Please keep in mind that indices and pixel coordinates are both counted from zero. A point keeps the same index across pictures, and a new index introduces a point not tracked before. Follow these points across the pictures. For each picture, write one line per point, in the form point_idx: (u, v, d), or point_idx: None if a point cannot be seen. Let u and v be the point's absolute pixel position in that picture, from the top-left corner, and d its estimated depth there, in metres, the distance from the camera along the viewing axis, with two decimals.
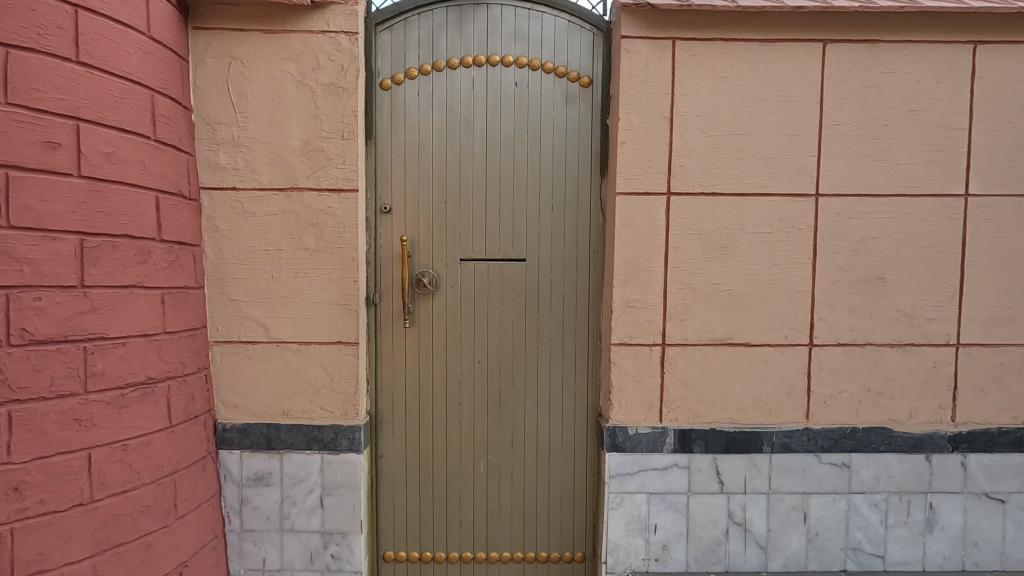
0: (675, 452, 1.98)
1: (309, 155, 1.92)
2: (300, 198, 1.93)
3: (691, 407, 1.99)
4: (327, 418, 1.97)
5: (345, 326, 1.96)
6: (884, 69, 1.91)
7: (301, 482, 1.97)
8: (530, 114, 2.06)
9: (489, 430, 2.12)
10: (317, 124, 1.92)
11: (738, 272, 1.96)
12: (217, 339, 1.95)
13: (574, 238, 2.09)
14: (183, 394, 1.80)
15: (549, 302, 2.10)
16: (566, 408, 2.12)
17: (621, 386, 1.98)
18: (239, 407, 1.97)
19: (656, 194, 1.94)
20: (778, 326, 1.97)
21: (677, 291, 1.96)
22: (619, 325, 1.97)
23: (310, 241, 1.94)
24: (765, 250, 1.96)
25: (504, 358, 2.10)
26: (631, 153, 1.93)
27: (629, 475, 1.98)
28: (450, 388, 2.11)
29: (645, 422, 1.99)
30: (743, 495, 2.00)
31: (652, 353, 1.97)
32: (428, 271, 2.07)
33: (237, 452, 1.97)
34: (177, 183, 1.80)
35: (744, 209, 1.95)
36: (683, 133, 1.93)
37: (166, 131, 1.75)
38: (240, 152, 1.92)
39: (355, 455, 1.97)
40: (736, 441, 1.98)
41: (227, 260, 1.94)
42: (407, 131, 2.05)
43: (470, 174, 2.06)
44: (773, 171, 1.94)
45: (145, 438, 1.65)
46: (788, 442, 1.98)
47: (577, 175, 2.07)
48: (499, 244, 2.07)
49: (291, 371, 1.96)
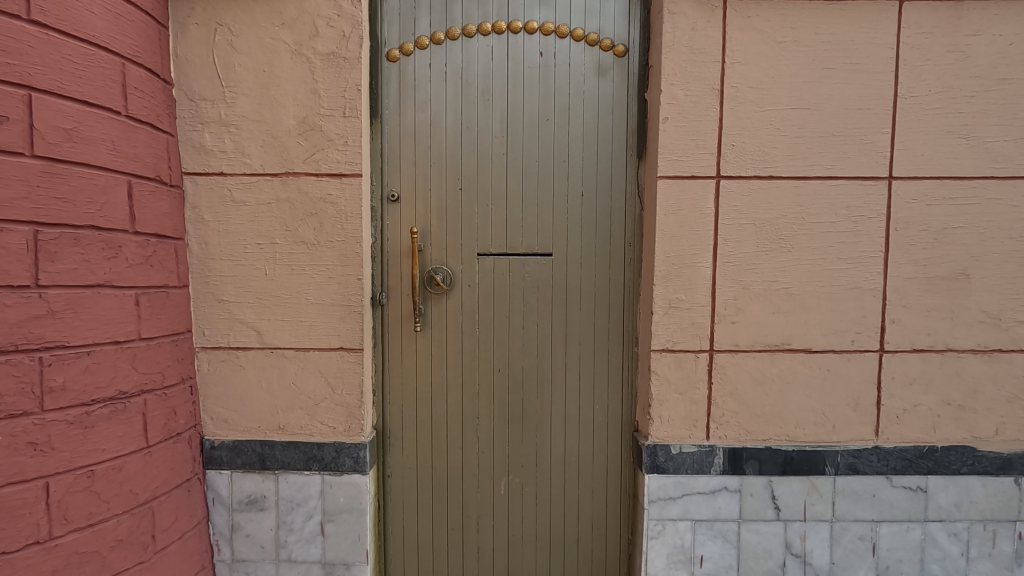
0: (725, 474, 1.74)
1: (306, 135, 1.69)
2: (297, 183, 1.69)
3: (743, 422, 1.74)
4: (329, 435, 1.74)
5: (349, 330, 1.72)
6: (970, 31, 1.64)
7: (300, 506, 1.74)
8: (556, 89, 1.81)
9: (511, 446, 1.88)
10: (315, 99, 1.68)
11: (798, 267, 1.70)
12: (203, 345, 1.72)
13: (607, 230, 1.83)
14: (163, 409, 1.57)
15: (579, 302, 1.85)
16: (598, 421, 1.88)
17: (662, 398, 1.73)
18: (229, 422, 1.74)
19: (703, 178, 1.69)
20: (843, 330, 1.71)
21: (727, 290, 1.71)
22: (660, 329, 1.72)
23: (308, 233, 1.70)
24: (829, 242, 1.70)
25: (526, 366, 1.86)
26: (675, 131, 1.68)
27: (671, 499, 1.74)
28: (467, 398, 1.87)
29: (690, 439, 1.75)
30: (802, 523, 1.75)
31: (698, 361, 1.73)
32: (441, 267, 1.84)
33: (227, 472, 1.74)
34: (154, 166, 1.57)
35: (805, 195, 1.69)
36: (735, 108, 1.67)
37: (141, 106, 1.52)
38: (228, 132, 1.69)
39: (360, 476, 1.73)
40: (795, 460, 1.73)
41: (214, 256, 1.71)
42: (418, 109, 1.81)
43: (489, 157, 1.81)
44: (839, 151, 1.68)
45: (116, 461, 1.42)
46: (855, 462, 1.73)
47: (610, 157, 1.82)
48: (521, 237, 1.83)
49: (287, 382, 1.73)
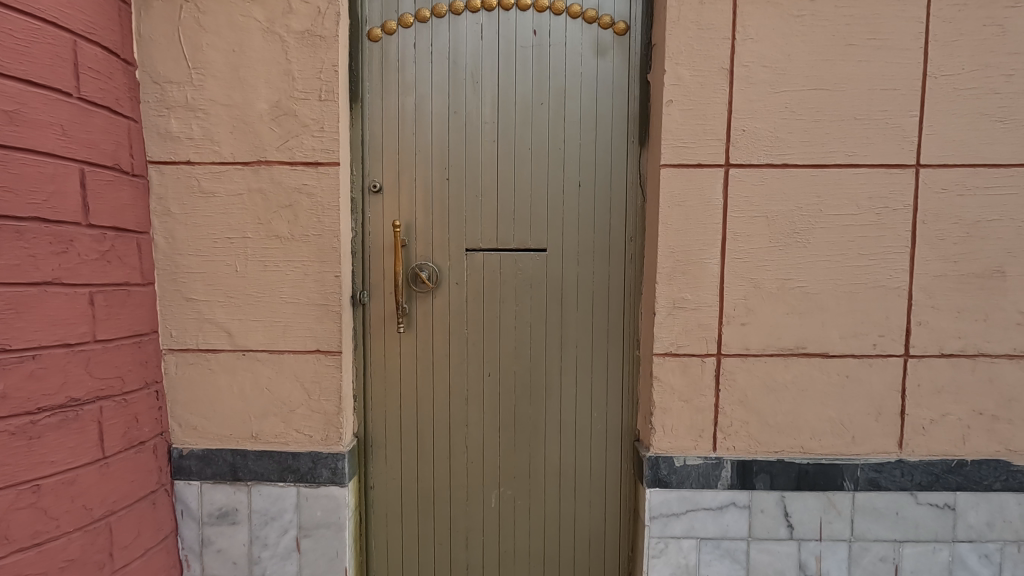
0: (733, 489, 1.60)
1: (280, 121, 1.56)
2: (270, 173, 1.56)
3: (753, 432, 1.60)
4: (305, 443, 1.62)
5: (326, 331, 1.59)
6: (1010, 3, 1.48)
7: (274, 520, 1.62)
8: (551, 71, 1.67)
9: (503, 455, 1.75)
10: (289, 82, 1.55)
11: (815, 265, 1.56)
12: (170, 347, 1.60)
13: (606, 223, 1.69)
14: (123, 417, 1.45)
15: (576, 302, 1.71)
16: (596, 430, 1.74)
17: (665, 406, 1.60)
18: (199, 429, 1.62)
19: (711, 166, 1.54)
20: (865, 333, 1.57)
21: (737, 288, 1.57)
22: (663, 331, 1.59)
23: (282, 226, 1.57)
24: (848, 236, 1.55)
25: (519, 371, 1.73)
26: (680, 115, 1.53)
27: (674, 516, 1.61)
28: (455, 404, 1.74)
29: (695, 451, 1.61)
30: (817, 542, 1.61)
31: (705, 366, 1.59)
32: (427, 263, 1.70)
33: (196, 483, 1.62)
34: (113, 153, 1.45)
35: (823, 185, 1.54)
36: (747, 89, 1.52)
37: (96, 88, 1.39)
38: (196, 117, 1.56)
39: (338, 488, 1.61)
40: (810, 474, 1.59)
41: (181, 251, 1.59)
42: (402, 93, 1.68)
43: (479, 144, 1.68)
44: (860, 136, 1.53)
45: (66, 475, 1.31)
46: (876, 477, 1.59)
47: (610, 145, 1.68)
48: (513, 232, 1.70)
49: (260, 387, 1.61)
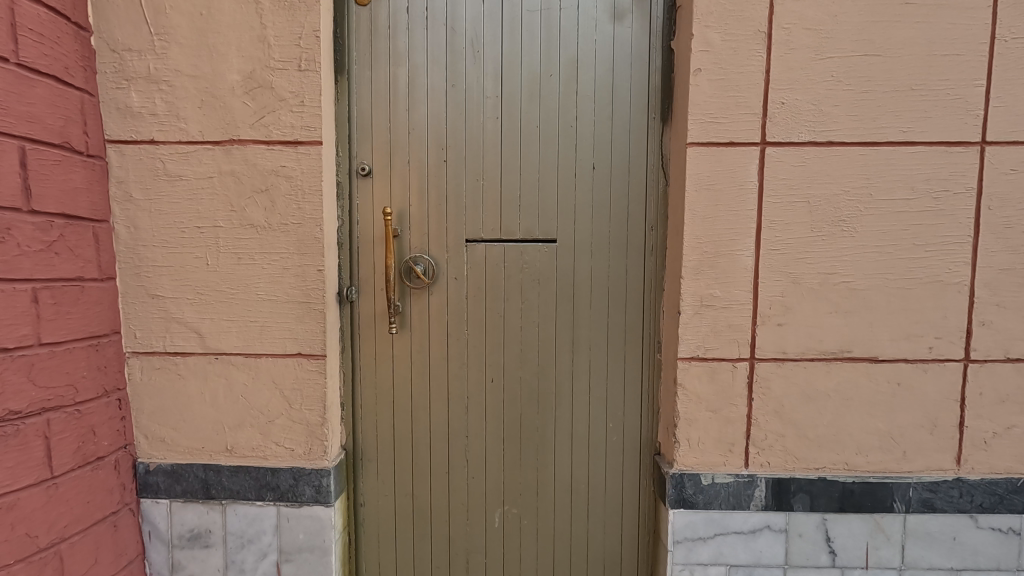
0: (768, 510, 1.41)
1: (254, 94, 1.37)
2: (243, 153, 1.38)
3: (791, 446, 1.41)
4: (285, 458, 1.44)
5: (308, 332, 1.41)
6: None
7: (251, 543, 1.45)
8: (562, 38, 1.47)
9: (507, 470, 1.57)
10: (264, 49, 1.36)
11: (863, 257, 1.37)
12: (134, 349, 1.43)
13: (624, 210, 1.50)
14: (74, 431, 1.28)
15: (589, 298, 1.52)
16: (612, 441, 1.56)
17: (691, 417, 1.41)
18: (168, 442, 1.45)
19: (745, 145, 1.35)
20: (920, 335, 1.38)
21: (773, 284, 1.38)
22: (689, 332, 1.40)
23: (257, 213, 1.39)
24: (901, 224, 1.36)
25: (526, 376, 1.55)
26: (709, 85, 1.34)
27: (701, 540, 1.43)
28: (455, 413, 1.56)
29: (725, 468, 1.42)
30: (863, 571, 1.43)
31: (736, 372, 1.40)
32: (422, 257, 1.52)
33: (165, 502, 1.45)
34: (60, 130, 1.26)
35: (873, 166, 1.35)
36: (787, 56, 1.33)
37: (38, 54, 1.21)
38: (160, 91, 1.38)
39: (322, 508, 1.44)
40: (856, 494, 1.41)
41: (145, 242, 1.41)
42: (393, 64, 1.49)
43: (480, 122, 1.49)
44: (916, 110, 1.33)
45: (5, 499, 1.14)
46: (931, 498, 1.40)
47: (628, 122, 1.49)
48: (518, 220, 1.51)
49: (235, 395, 1.43)
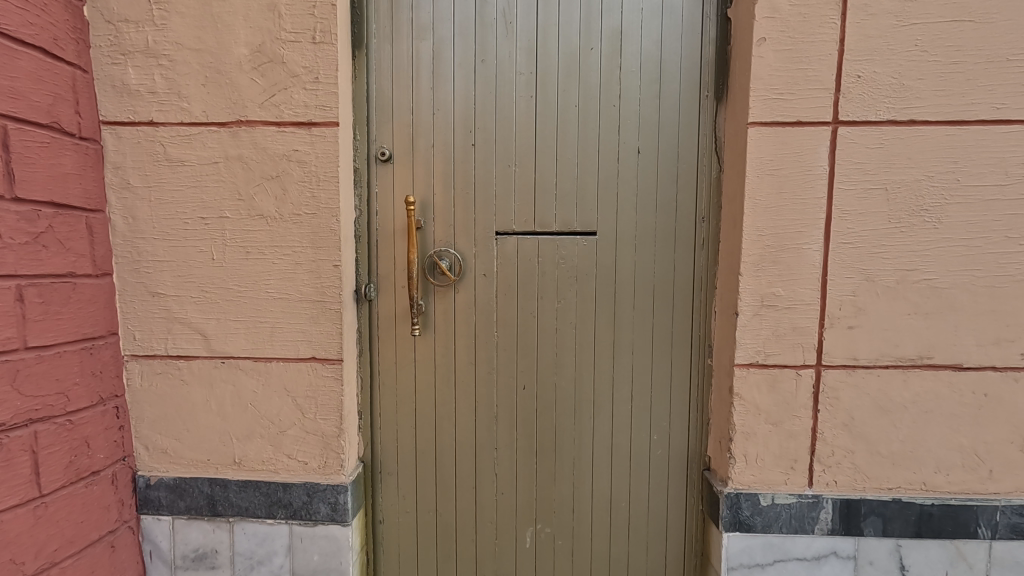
0: (835, 535, 1.27)
1: (263, 70, 1.23)
2: (251, 136, 1.24)
3: (861, 463, 1.26)
4: (298, 472, 1.31)
5: (323, 335, 1.28)
6: None
7: (262, 564, 1.32)
8: (604, 8, 1.32)
9: (540, 485, 1.43)
10: (274, 19, 1.22)
11: (947, 252, 1.21)
12: (133, 352, 1.30)
13: (672, 198, 1.35)
14: (66, 444, 1.16)
15: (632, 297, 1.38)
16: (657, 454, 1.41)
17: (749, 431, 1.27)
18: (171, 453, 1.32)
19: (814, 124, 1.19)
20: (1011, 340, 1.22)
21: (844, 282, 1.23)
22: (748, 335, 1.25)
23: (267, 202, 1.26)
24: (992, 214, 1.20)
25: (562, 383, 1.40)
26: (775, 57, 1.18)
27: (759, 568, 1.28)
28: (483, 422, 1.42)
29: (786, 486, 1.28)
30: None
31: (800, 380, 1.25)
32: (447, 251, 1.38)
33: (167, 519, 1.33)
34: (48, 109, 1.13)
35: (961, 148, 1.19)
36: (864, 23, 1.17)
37: (23, 22, 1.08)
38: (161, 67, 1.24)
39: (339, 528, 1.30)
40: (934, 518, 1.26)
41: (145, 235, 1.28)
42: (416, 38, 1.35)
43: (511, 101, 1.34)
44: (1012, 83, 1.17)
45: None
46: (1020, 523, 1.24)
47: (677, 100, 1.33)
48: (554, 212, 1.36)
49: (243, 403, 1.30)
